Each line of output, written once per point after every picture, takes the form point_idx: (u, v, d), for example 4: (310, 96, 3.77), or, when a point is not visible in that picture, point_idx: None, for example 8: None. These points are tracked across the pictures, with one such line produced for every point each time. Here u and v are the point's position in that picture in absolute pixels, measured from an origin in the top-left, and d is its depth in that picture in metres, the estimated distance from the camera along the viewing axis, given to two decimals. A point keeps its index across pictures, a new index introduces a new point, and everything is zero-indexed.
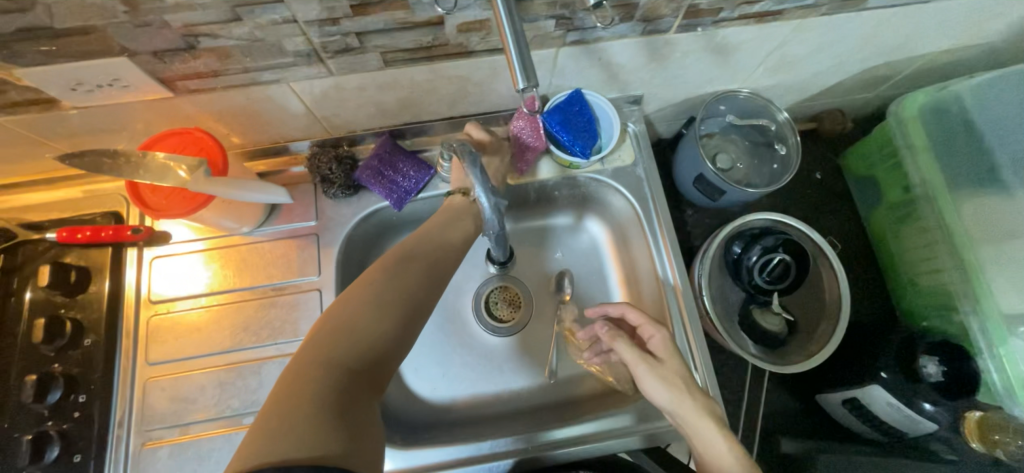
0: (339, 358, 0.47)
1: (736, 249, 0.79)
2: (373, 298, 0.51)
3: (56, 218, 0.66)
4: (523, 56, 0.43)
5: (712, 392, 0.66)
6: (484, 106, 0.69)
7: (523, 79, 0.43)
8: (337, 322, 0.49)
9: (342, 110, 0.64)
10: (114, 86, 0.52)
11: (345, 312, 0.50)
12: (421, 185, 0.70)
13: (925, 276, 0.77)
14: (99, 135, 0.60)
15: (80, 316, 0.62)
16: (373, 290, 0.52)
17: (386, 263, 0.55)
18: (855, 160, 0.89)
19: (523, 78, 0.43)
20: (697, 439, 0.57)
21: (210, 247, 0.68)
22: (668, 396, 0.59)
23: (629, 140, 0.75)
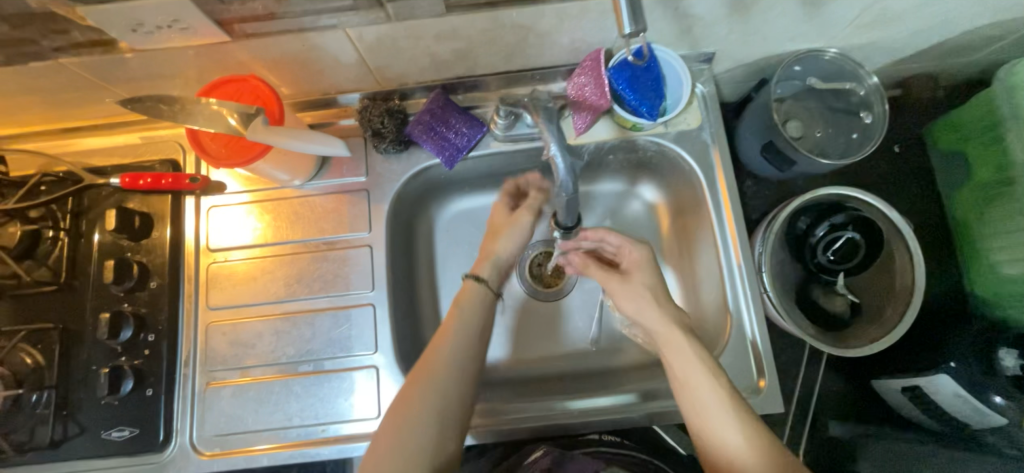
0: (443, 392, 0.54)
1: (801, 222, 0.74)
2: (470, 337, 0.58)
3: (118, 163, 0.67)
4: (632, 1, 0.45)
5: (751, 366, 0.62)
6: (544, 60, 0.64)
7: (631, 24, 0.46)
8: (430, 365, 0.55)
9: (396, 61, 0.61)
10: (173, 29, 0.50)
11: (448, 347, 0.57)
12: (473, 143, 0.68)
13: (1009, 263, 0.69)
14: (156, 81, 0.60)
15: (146, 260, 0.65)
16: (470, 328, 0.58)
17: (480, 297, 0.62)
18: (943, 132, 0.81)
19: (631, 22, 0.45)
20: (689, 391, 0.54)
21: (262, 198, 0.68)
22: (636, 306, 0.60)
23: (696, 102, 0.70)
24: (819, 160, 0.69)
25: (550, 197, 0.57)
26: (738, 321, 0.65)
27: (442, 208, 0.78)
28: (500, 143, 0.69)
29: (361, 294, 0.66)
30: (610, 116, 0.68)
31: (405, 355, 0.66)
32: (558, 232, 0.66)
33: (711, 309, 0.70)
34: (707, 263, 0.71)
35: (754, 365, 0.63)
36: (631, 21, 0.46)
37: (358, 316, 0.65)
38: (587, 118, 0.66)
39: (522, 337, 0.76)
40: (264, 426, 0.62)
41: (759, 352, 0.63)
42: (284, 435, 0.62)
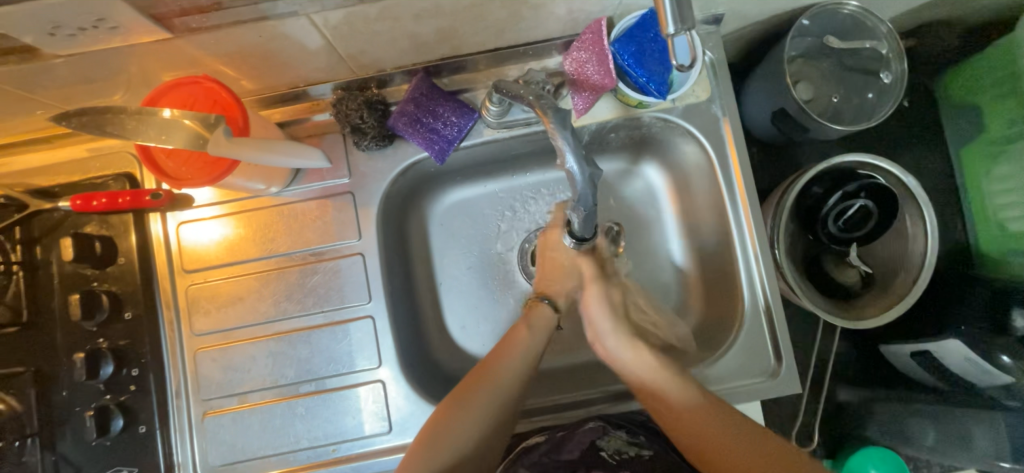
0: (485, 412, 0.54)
1: (814, 191, 0.70)
2: (524, 368, 0.57)
3: (66, 182, 0.60)
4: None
5: (734, 353, 0.62)
6: (538, 33, 0.57)
7: (677, 22, 0.40)
8: (493, 381, 0.56)
9: (371, 46, 0.53)
10: (100, 29, 0.42)
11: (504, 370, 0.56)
12: (464, 133, 0.61)
13: (1015, 218, 0.68)
14: (92, 87, 0.51)
15: (115, 288, 0.59)
16: (527, 357, 0.58)
17: (535, 327, 0.61)
18: (955, 84, 0.77)
19: (677, 20, 0.40)
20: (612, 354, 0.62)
21: (235, 210, 0.62)
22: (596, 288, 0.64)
23: (704, 70, 0.64)
24: (834, 127, 0.64)
25: (568, 208, 0.50)
26: (751, 302, 0.63)
27: (435, 202, 0.72)
28: (494, 130, 0.63)
29: (358, 306, 0.62)
30: (612, 93, 0.62)
31: (411, 365, 0.63)
32: (570, 240, 0.58)
33: (722, 290, 0.67)
34: (718, 244, 0.68)
35: (768, 346, 0.62)
36: (676, 20, 0.40)
37: (357, 330, 0.61)
38: (589, 98, 0.60)
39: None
40: (271, 451, 0.60)
41: (774, 334, 0.62)
42: (293, 458, 0.60)
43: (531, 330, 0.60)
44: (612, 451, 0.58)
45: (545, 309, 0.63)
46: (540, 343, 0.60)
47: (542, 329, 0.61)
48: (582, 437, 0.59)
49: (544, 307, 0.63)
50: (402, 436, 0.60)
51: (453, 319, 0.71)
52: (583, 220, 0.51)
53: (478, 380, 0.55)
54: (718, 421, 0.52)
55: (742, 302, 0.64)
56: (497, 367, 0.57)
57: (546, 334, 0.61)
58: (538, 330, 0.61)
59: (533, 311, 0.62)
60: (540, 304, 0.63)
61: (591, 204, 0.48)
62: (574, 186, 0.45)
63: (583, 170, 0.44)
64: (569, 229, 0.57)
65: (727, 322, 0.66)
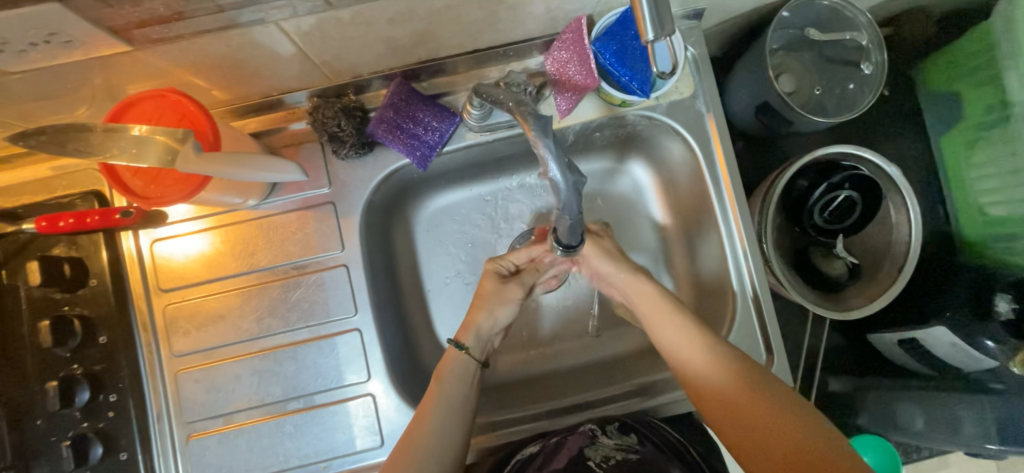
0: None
1: (800, 183, 0.70)
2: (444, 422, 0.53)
3: (30, 202, 0.57)
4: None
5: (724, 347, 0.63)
6: (517, 33, 0.56)
7: (656, 28, 0.39)
8: (412, 458, 0.51)
9: (346, 52, 0.52)
10: (53, 43, 0.40)
11: (426, 430, 0.52)
12: (446, 138, 0.60)
13: (997, 205, 0.69)
14: (51, 102, 0.49)
15: (88, 311, 0.57)
16: (444, 411, 0.54)
17: (447, 375, 0.57)
18: (934, 72, 0.77)
19: (657, 27, 0.39)
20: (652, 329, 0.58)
21: (213, 225, 0.60)
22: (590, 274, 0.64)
23: (687, 66, 0.63)
24: (818, 119, 0.64)
25: (553, 216, 0.49)
26: (741, 298, 0.63)
27: (420, 208, 0.70)
28: (476, 133, 0.62)
29: (344, 319, 0.60)
30: (596, 92, 0.61)
31: (401, 377, 0.62)
32: (557, 250, 0.56)
33: (712, 286, 0.67)
34: (705, 241, 0.67)
35: (759, 341, 0.62)
36: (654, 28, 0.39)
37: (344, 343, 0.60)
38: (571, 98, 0.59)
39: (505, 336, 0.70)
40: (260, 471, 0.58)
41: (765, 328, 0.62)
42: None
43: (444, 379, 0.56)
44: (599, 459, 0.56)
45: (463, 358, 0.58)
46: (458, 401, 0.55)
47: (460, 382, 0.56)
48: (570, 447, 0.58)
49: (459, 355, 0.58)
50: None
51: (443, 326, 0.70)
52: (569, 229, 0.50)
53: (402, 451, 0.51)
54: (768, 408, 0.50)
55: (732, 298, 0.64)
56: (413, 438, 0.52)
57: (466, 386, 0.57)
58: (454, 384, 0.56)
59: (451, 361, 0.58)
60: (455, 351, 0.58)
61: (575, 211, 0.47)
62: (558, 196, 0.44)
63: (568, 180, 0.42)
64: (555, 238, 0.55)
65: (718, 318, 0.66)
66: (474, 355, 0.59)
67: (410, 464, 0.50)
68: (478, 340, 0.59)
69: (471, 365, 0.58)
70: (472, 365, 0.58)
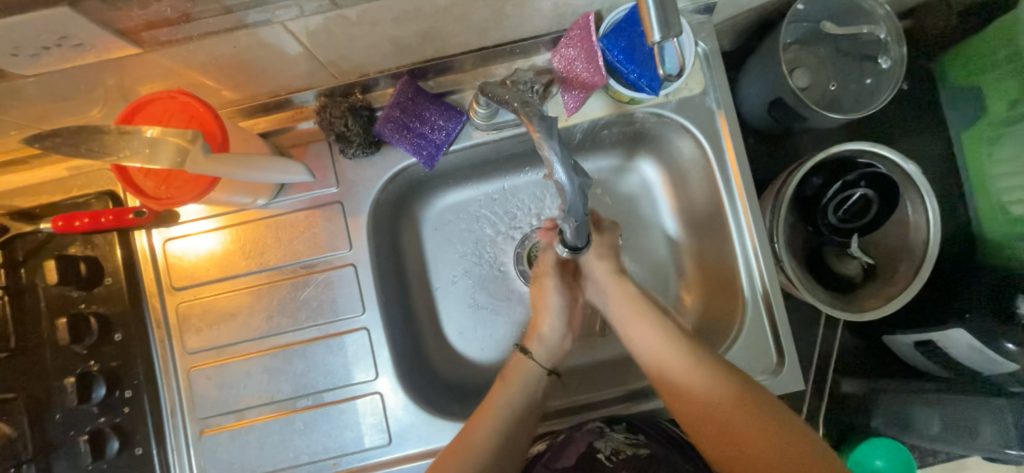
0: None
1: (813, 181, 0.69)
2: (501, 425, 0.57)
3: (47, 202, 0.58)
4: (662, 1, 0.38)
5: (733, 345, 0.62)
6: (524, 30, 0.55)
7: (662, 28, 0.39)
8: (470, 457, 0.54)
9: (352, 51, 0.52)
10: (65, 46, 0.40)
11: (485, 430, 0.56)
12: (452, 137, 0.60)
13: (1019, 203, 0.67)
14: (65, 104, 0.50)
15: (104, 309, 0.58)
16: (501, 413, 0.58)
17: (510, 383, 0.60)
18: (955, 65, 0.75)
19: (663, 28, 0.38)
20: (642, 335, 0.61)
21: (223, 224, 0.61)
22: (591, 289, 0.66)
23: (698, 62, 0.62)
24: (833, 115, 0.63)
25: (558, 218, 0.49)
26: (751, 298, 0.62)
27: (427, 207, 0.71)
28: (483, 132, 0.61)
29: (353, 318, 0.61)
30: (604, 90, 0.60)
31: (408, 375, 0.62)
32: (563, 250, 0.56)
33: (722, 286, 0.66)
34: (716, 240, 0.66)
35: (769, 341, 0.61)
36: (661, 28, 0.39)
37: (352, 341, 0.60)
38: (579, 97, 0.58)
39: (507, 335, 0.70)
40: (270, 466, 0.59)
41: (776, 329, 0.61)
42: None
43: (508, 385, 0.60)
44: (609, 452, 0.57)
45: (530, 366, 0.62)
46: (525, 404, 0.60)
47: (524, 389, 0.60)
48: (577, 444, 0.58)
49: (528, 362, 0.62)
50: (402, 447, 0.59)
51: (450, 325, 0.70)
52: (575, 231, 0.50)
53: (460, 445, 0.55)
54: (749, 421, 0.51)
55: (742, 298, 0.63)
56: (475, 432, 0.56)
57: (530, 393, 0.61)
58: (520, 390, 0.60)
59: (519, 366, 0.62)
60: (524, 359, 0.63)
61: (581, 213, 0.47)
62: (563, 198, 0.44)
63: (573, 182, 0.42)
64: (561, 238, 0.55)
65: (728, 319, 0.65)
66: (539, 361, 0.63)
67: (467, 460, 0.54)
68: (546, 347, 0.64)
69: (537, 372, 0.62)
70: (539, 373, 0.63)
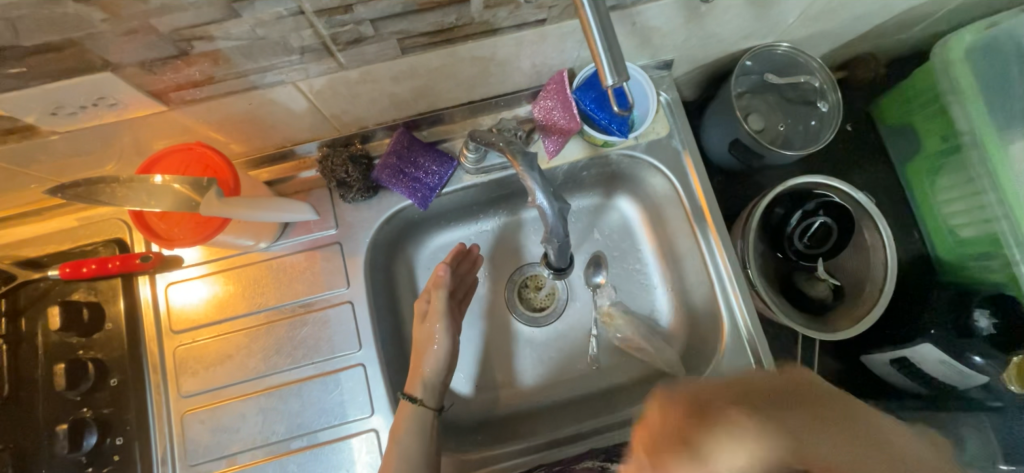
0: None
1: (777, 212, 0.75)
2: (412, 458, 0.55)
3: (55, 251, 0.61)
4: (613, 50, 0.39)
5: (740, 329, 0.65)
6: (506, 86, 0.63)
7: (614, 75, 0.40)
8: None
9: (353, 106, 0.58)
10: (100, 105, 0.45)
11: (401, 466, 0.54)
12: (445, 180, 0.65)
13: (966, 226, 0.74)
14: (87, 158, 0.54)
15: (101, 355, 0.59)
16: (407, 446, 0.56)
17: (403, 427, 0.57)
18: (888, 107, 0.84)
19: (614, 73, 0.40)
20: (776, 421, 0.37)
21: (222, 268, 0.63)
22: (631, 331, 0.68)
23: (662, 110, 0.70)
24: (786, 153, 0.70)
25: (542, 243, 0.54)
26: (731, 322, 0.66)
27: (420, 246, 0.74)
28: (472, 175, 0.67)
29: (348, 355, 0.62)
30: (580, 135, 0.67)
31: None
32: (548, 272, 0.61)
33: (703, 311, 0.70)
34: (694, 266, 0.71)
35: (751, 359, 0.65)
36: (614, 73, 0.40)
37: (348, 378, 0.61)
38: (558, 141, 0.65)
39: (498, 365, 0.72)
40: None
41: (757, 351, 0.64)
42: None
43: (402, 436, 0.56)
44: None
45: (418, 411, 0.58)
46: (422, 449, 0.56)
47: (416, 438, 0.56)
48: None
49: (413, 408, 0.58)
50: None
51: None
52: (557, 251, 0.56)
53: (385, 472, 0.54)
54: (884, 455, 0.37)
55: (723, 324, 0.67)
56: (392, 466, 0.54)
57: (427, 441, 0.57)
58: (414, 438, 0.56)
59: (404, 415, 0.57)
60: (408, 405, 0.58)
61: (563, 236, 0.52)
62: (547, 223, 0.50)
63: (553, 207, 0.49)
64: (546, 261, 0.60)
65: (711, 341, 0.68)
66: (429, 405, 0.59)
67: None
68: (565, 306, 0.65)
69: (427, 415, 0.58)
70: (429, 415, 0.58)
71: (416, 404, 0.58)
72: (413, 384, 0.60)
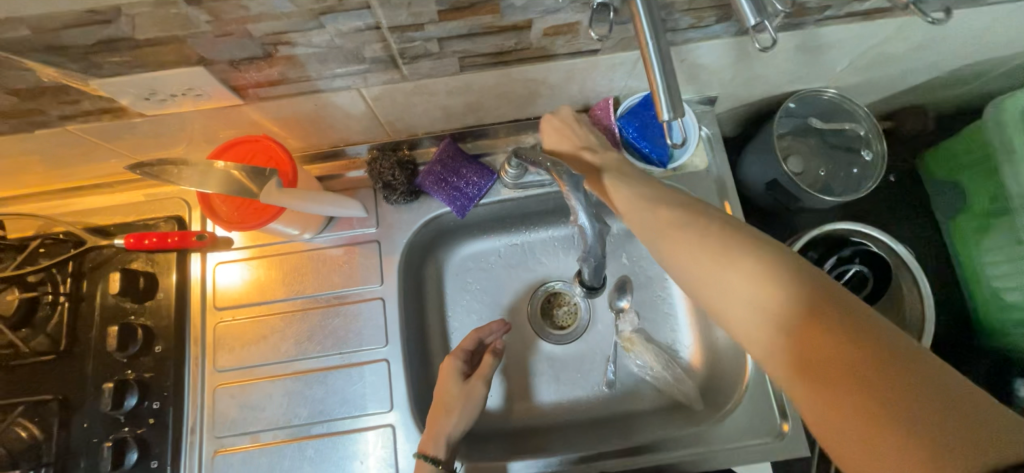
0: None
1: (811, 255, 0.73)
2: None
3: (120, 223, 0.65)
4: (672, 89, 0.40)
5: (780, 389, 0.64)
6: (551, 108, 0.65)
7: (670, 110, 0.41)
8: None
9: (406, 114, 0.61)
10: (187, 96, 0.49)
11: None
12: (484, 191, 0.67)
13: (1013, 290, 0.71)
14: (164, 141, 0.58)
15: (150, 322, 0.63)
16: None
17: None
18: (936, 163, 0.81)
19: (672, 109, 0.40)
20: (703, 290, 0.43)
21: (266, 254, 0.67)
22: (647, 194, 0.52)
23: (701, 143, 0.71)
24: (825, 198, 0.70)
25: (579, 261, 0.57)
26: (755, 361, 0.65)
27: (452, 253, 0.76)
28: (510, 190, 0.69)
29: (374, 350, 0.64)
30: None
31: (419, 412, 0.64)
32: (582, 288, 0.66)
33: (727, 348, 0.70)
34: None
35: (773, 400, 0.64)
36: (671, 108, 0.41)
37: (371, 372, 0.64)
38: None
39: (515, 377, 0.74)
40: None
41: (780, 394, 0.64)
42: None
43: None
44: None
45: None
46: None
47: None
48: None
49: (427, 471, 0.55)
50: None
51: None
52: (594, 269, 0.59)
53: None
54: (875, 375, 0.32)
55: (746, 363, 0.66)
56: None
57: None
58: None
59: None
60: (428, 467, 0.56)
61: (599, 256, 0.55)
62: (584, 239, 0.52)
63: (591, 227, 0.51)
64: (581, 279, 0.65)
65: (734, 376, 0.67)
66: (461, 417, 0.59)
67: None
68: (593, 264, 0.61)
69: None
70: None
71: (439, 465, 0.56)
72: (427, 441, 0.57)
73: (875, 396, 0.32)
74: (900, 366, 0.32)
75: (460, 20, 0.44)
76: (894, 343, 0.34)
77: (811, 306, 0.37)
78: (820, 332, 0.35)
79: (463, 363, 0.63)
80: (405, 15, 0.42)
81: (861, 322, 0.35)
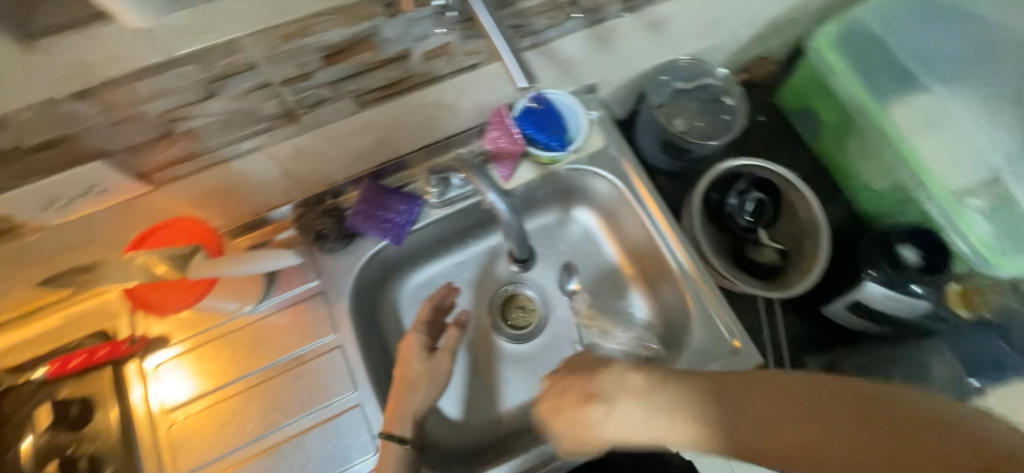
0: None
1: (714, 196, 0.84)
2: None
3: (39, 355, 0.61)
4: (520, 61, 0.49)
5: (720, 314, 0.71)
6: (455, 127, 0.71)
7: (523, 76, 0.49)
8: None
9: (320, 164, 0.64)
10: (90, 194, 0.49)
11: None
12: (413, 217, 0.71)
13: (879, 180, 0.86)
14: (75, 251, 0.57)
15: (93, 448, 0.59)
16: None
17: None
18: (790, 96, 0.96)
19: (524, 76, 0.49)
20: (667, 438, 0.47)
21: (206, 340, 0.65)
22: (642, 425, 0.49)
23: (594, 126, 0.80)
24: (707, 143, 0.81)
25: (504, 237, 0.69)
26: (696, 297, 0.72)
27: (402, 287, 0.78)
28: (439, 209, 0.73)
29: (345, 398, 0.63)
30: (528, 158, 0.76)
31: None
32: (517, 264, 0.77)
33: (673, 296, 0.76)
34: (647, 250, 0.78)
35: (720, 327, 0.70)
36: (523, 74, 0.49)
37: (348, 421, 0.62)
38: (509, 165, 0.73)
39: (484, 385, 0.76)
40: None
41: (722, 316, 0.70)
42: None
43: None
44: None
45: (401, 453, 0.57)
46: None
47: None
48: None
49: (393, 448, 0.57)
50: None
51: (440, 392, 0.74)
52: (518, 242, 0.71)
53: None
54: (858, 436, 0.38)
55: (689, 301, 0.73)
56: None
57: None
58: None
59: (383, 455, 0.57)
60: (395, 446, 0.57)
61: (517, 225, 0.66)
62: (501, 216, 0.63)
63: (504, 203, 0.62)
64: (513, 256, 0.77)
65: (683, 315, 0.74)
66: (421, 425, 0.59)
67: None
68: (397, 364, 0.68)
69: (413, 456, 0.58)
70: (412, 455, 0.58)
71: (406, 443, 0.58)
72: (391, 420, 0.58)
73: (862, 442, 0.38)
74: (875, 404, 0.39)
75: (343, 62, 0.49)
76: (898, 407, 0.38)
77: (812, 420, 0.40)
78: (755, 408, 0.43)
79: (426, 335, 0.65)
80: (291, 68, 0.46)
81: (829, 403, 0.40)
